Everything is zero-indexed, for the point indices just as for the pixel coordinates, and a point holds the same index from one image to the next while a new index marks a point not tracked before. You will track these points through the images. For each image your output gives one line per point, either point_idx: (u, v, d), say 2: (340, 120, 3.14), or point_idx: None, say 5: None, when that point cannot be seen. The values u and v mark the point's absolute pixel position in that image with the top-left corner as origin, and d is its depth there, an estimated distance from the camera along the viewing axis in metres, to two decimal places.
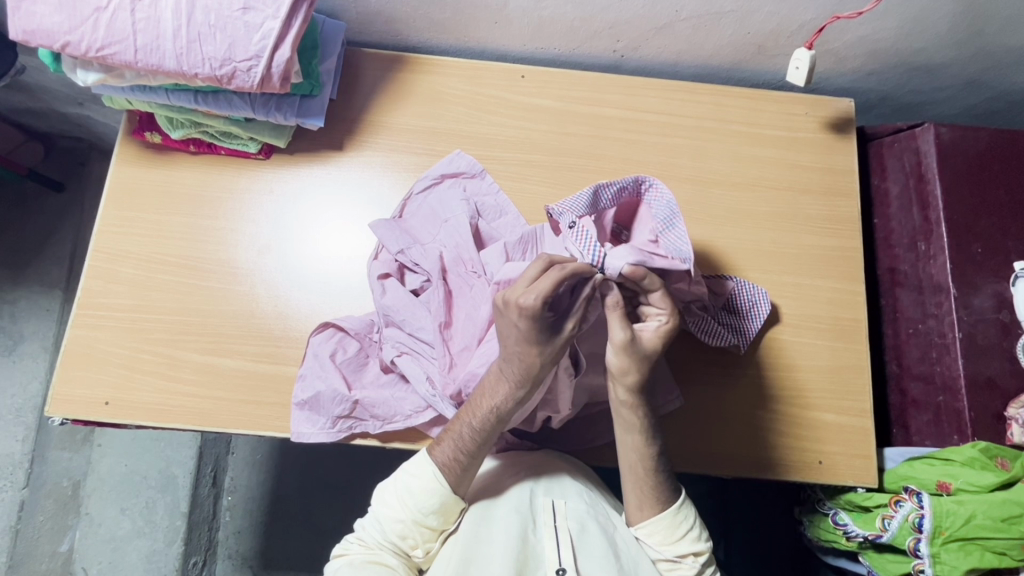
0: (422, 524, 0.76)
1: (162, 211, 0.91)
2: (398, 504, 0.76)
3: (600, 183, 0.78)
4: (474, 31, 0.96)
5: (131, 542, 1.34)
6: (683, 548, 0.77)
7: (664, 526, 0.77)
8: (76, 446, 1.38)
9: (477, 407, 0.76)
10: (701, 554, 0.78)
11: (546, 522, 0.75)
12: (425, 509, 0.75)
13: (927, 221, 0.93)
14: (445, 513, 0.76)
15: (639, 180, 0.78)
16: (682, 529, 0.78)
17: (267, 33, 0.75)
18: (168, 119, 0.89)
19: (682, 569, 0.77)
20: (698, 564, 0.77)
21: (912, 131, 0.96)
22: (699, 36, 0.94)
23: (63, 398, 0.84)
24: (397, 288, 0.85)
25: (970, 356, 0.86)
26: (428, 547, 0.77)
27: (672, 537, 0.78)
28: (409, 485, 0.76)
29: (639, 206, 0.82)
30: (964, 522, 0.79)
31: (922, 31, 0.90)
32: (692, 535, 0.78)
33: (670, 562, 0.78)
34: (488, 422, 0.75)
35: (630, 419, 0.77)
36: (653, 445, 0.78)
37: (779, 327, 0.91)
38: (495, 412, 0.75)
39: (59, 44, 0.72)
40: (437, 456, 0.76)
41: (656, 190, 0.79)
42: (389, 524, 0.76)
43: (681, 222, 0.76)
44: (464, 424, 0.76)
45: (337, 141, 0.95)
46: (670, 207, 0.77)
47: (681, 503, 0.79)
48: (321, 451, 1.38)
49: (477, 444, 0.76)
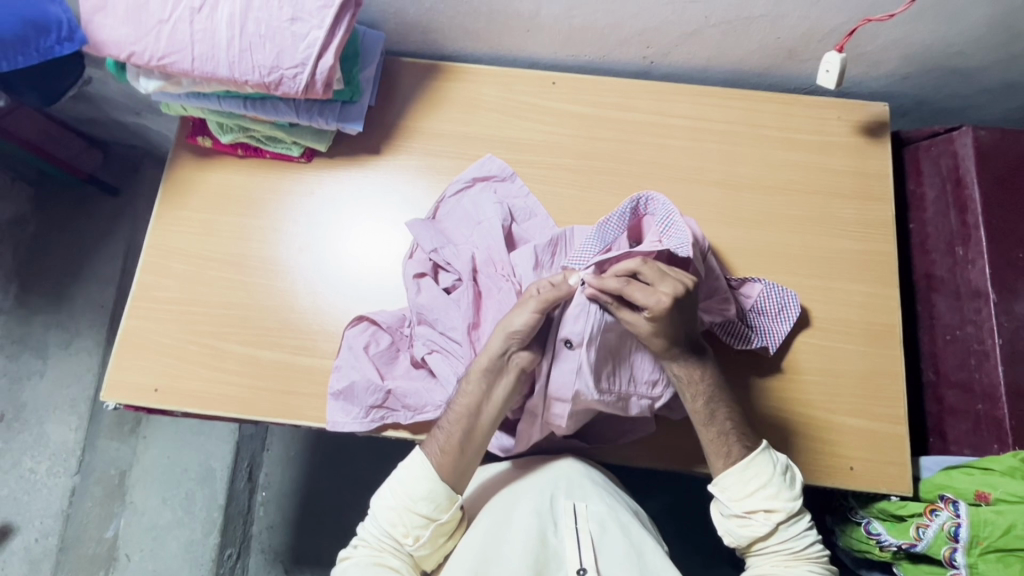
0: (413, 511, 0.78)
1: (210, 211, 0.96)
2: (390, 493, 0.80)
3: (602, 220, 0.80)
4: (507, 40, 1.00)
5: (171, 531, 1.40)
6: (754, 504, 0.77)
7: (735, 480, 0.78)
8: (124, 437, 1.45)
9: (464, 394, 0.81)
10: (775, 512, 0.77)
11: (568, 523, 0.75)
12: (414, 495, 0.78)
13: (965, 225, 0.91)
14: (434, 500, 0.78)
15: (637, 200, 0.80)
16: (754, 486, 0.77)
17: (312, 42, 0.80)
18: (219, 125, 0.95)
19: (753, 525, 0.77)
20: (770, 522, 0.77)
21: (949, 134, 0.95)
22: (728, 42, 0.95)
23: (117, 384, 0.90)
24: (431, 287, 0.88)
25: (1010, 363, 0.84)
26: (419, 534, 0.78)
27: (743, 492, 0.77)
28: (399, 475, 0.80)
29: (644, 220, 0.83)
30: (1003, 533, 0.77)
31: (957, 34, 0.89)
32: (766, 493, 0.77)
33: (741, 518, 0.78)
34: (468, 405, 0.80)
35: (685, 375, 0.78)
36: (703, 399, 0.78)
37: (809, 331, 0.90)
38: (472, 393, 0.80)
39: (126, 54, 0.79)
40: (426, 447, 0.80)
41: (653, 200, 0.80)
42: (383, 515, 0.79)
43: (681, 219, 0.78)
44: (452, 412, 0.81)
45: (375, 146, 0.99)
46: (668, 208, 0.79)
47: (755, 455, 0.78)
48: (351, 447, 1.42)
49: (462, 427, 0.80)
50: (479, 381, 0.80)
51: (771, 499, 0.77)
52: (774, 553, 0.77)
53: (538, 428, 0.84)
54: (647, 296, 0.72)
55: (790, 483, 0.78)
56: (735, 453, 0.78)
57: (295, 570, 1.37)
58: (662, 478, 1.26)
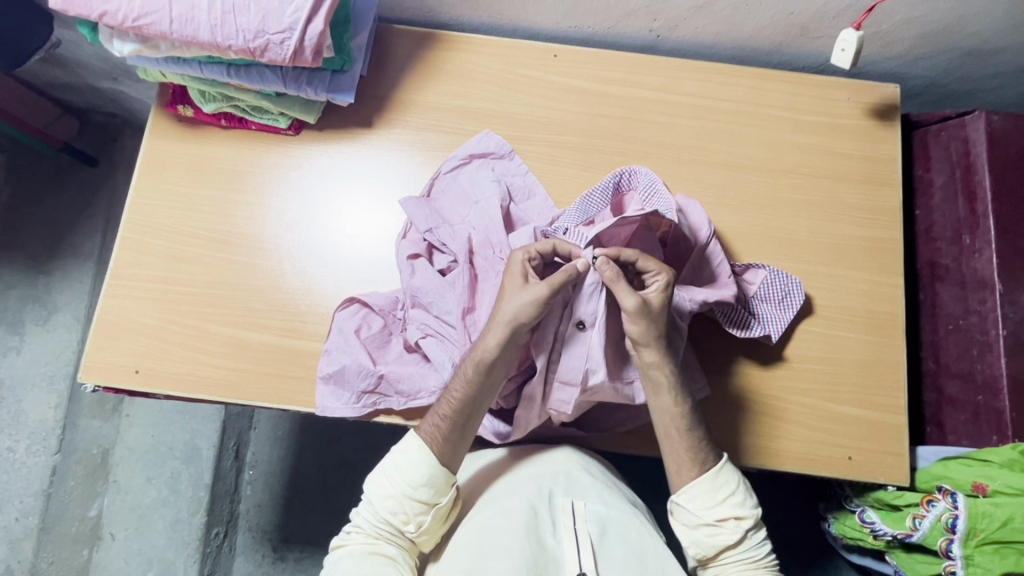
0: (413, 498, 0.76)
1: (193, 184, 0.92)
2: (387, 481, 0.77)
3: (584, 193, 0.83)
4: (507, 8, 0.94)
5: (156, 510, 1.38)
6: (724, 511, 0.77)
7: (704, 489, 0.77)
8: (106, 415, 1.42)
9: (461, 377, 0.76)
10: (744, 519, 0.77)
11: (566, 523, 0.73)
12: (414, 482, 0.75)
13: (973, 213, 0.89)
14: (435, 486, 0.76)
15: (619, 174, 0.82)
16: (723, 493, 0.77)
17: (300, 5, 0.74)
18: (200, 93, 0.89)
19: (723, 532, 0.77)
20: (740, 528, 0.76)
21: (961, 119, 0.92)
22: (739, 17, 0.91)
23: (96, 365, 0.86)
24: (426, 269, 0.85)
25: (1014, 355, 0.83)
26: (421, 521, 0.76)
27: (712, 501, 0.77)
28: (396, 462, 0.77)
29: (626, 197, 0.84)
30: (1001, 525, 0.78)
31: (976, 13, 0.86)
32: (734, 501, 0.77)
33: (710, 527, 0.77)
34: (470, 389, 0.76)
35: (659, 381, 0.75)
36: (686, 404, 0.76)
37: (811, 319, 0.89)
38: (469, 377, 0.76)
39: (97, 14, 0.73)
40: (422, 431, 0.77)
41: (635, 174, 0.82)
42: (380, 502, 0.76)
43: (664, 187, 0.79)
44: (449, 396, 0.77)
45: (367, 119, 0.94)
46: (650, 178, 0.81)
47: (722, 463, 0.77)
48: (341, 428, 1.40)
49: (459, 413, 0.76)
50: (477, 366, 0.75)
51: (739, 506, 0.77)
52: (740, 561, 0.77)
53: (536, 413, 0.81)
54: (660, 266, 0.75)
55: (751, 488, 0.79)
56: (703, 460, 0.77)
57: (283, 550, 1.35)
58: (654, 461, 1.26)
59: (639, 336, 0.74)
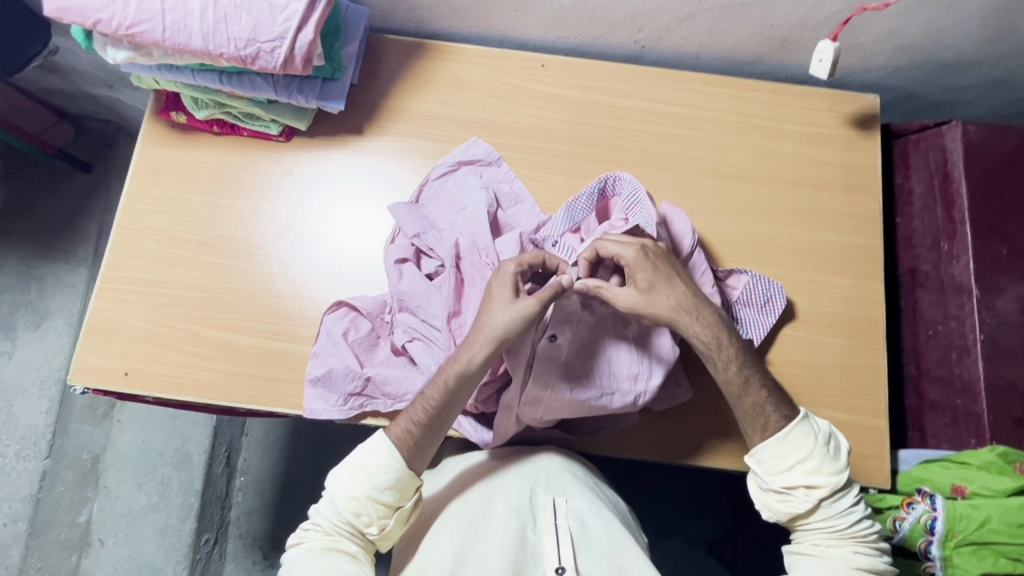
0: (378, 500, 0.76)
1: (185, 189, 0.93)
2: (352, 481, 0.77)
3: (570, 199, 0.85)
4: (496, 19, 0.97)
5: (146, 516, 1.37)
6: (794, 479, 0.76)
7: (771, 455, 0.77)
8: (97, 420, 1.42)
9: (436, 384, 0.78)
10: (817, 488, 0.76)
11: (546, 520, 0.74)
12: (379, 484, 0.76)
13: (951, 220, 0.91)
14: (400, 489, 0.77)
15: (604, 180, 0.84)
16: (792, 460, 0.76)
17: (291, 14, 0.76)
18: (193, 100, 0.91)
19: (794, 500, 0.76)
20: (811, 497, 0.75)
21: (939, 128, 0.94)
22: (722, 28, 0.93)
23: (86, 367, 0.87)
24: (413, 274, 0.86)
25: (991, 359, 0.85)
26: (384, 524, 0.77)
27: (780, 467, 0.77)
28: (363, 462, 0.77)
29: (611, 201, 0.86)
30: (978, 526, 0.78)
31: (951, 26, 0.88)
32: (803, 468, 0.76)
33: (780, 494, 0.77)
34: (445, 396, 0.77)
35: (712, 343, 0.77)
36: (737, 361, 0.78)
37: (793, 323, 0.90)
38: (445, 386, 0.77)
39: (91, 22, 0.74)
40: (391, 432, 0.78)
41: (619, 181, 0.84)
42: (343, 501, 0.76)
43: (647, 197, 0.81)
44: (423, 402, 0.78)
45: (357, 126, 0.96)
46: (635, 186, 0.83)
47: (794, 426, 0.76)
48: (332, 434, 1.40)
49: (429, 419, 0.77)
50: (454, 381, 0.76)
51: (813, 473, 0.76)
52: (815, 529, 0.77)
53: (515, 419, 0.82)
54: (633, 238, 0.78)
55: (833, 454, 0.77)
56: (771, 425, 0.77)
57: (272, 556, 1.35)
58: (644, 468, 1.26)
59: (666, 312, 0.76)
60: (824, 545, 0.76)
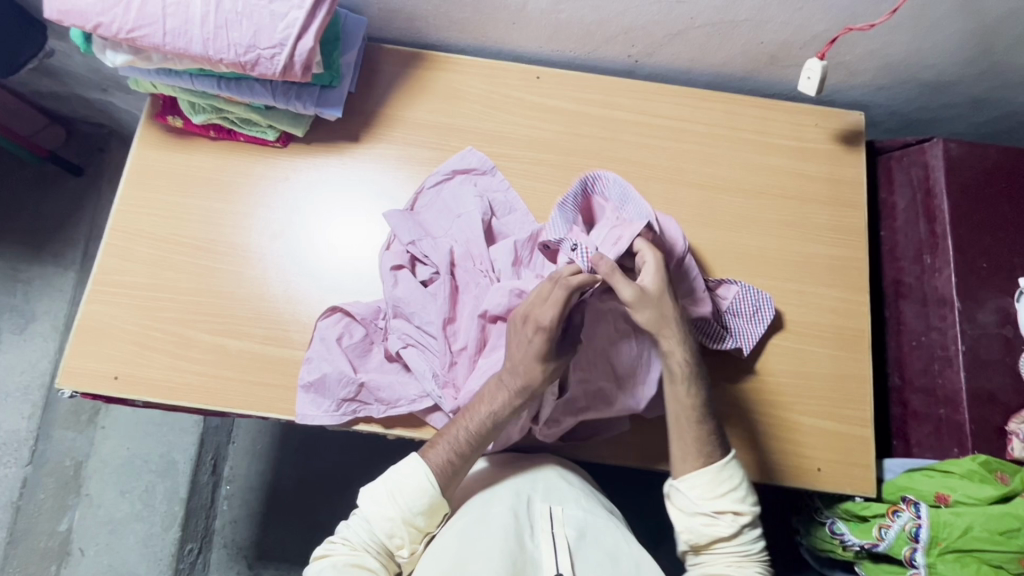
0: (411, 524, 0.76)
1: (179, 193, 0.93)
2: (387, 501, 0.76)
3: (557, 202, 0.83)
4: (492, 31, 0.98)
5: (129, 524, 1.35)
6: (723, 505, 0.77)
7: (706, 480, 0.78)
8: (81, 426, 1.40)
9: (475, 412, 0.78)
10: (742, 515, 0.78)
11: (544, 528, 0.75)
12: (415, 509, 0.76)
13: (933, 234, 0.94)
14: (433, 516, 0.77)
15: (584, 181, 0.83)
16: (724, 487, 0.78)
17: (292, 22, 0.77)
18: (191, 104, 0.91)
19: (718, 525, 0.77)
20: (737, 523, 0.77)
21: (921, 145, 0.97)
22: (713, 45, 0.95)
23: (73, 370, 0.86)
24: (408, 280, 0.87)
25: (972, 370, 0.87)
26: (414, 547, 0.78)
27: (712, 493, 0.77)
28: (399, 484, 0.76)
29: (595, 201, 0.86)
30: (961, 534, 0.80)
31: (932, 47, 0.91)
32: (734, 496, 0.78)
33: (707, 518, 0.78)
34: (485, 428, 0.77)
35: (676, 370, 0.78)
36: (700, 396, 0.79)
37: (781, 334, 0.92)
38: (491, 418, 0.77)
39: (91, 25, 0.75)
40: (430, 458, 0.77)
41: (601, 181, 0.84)
42: (377, 522, 0.76)
43: (635, 193, 0.82)
44: (462, 428, 0.77)
45: (354, 133, 0.97)
46: (620, 186, 0.82)
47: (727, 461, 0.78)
48: (320, 442, 1.39)
49: (471, 451, 0.77)
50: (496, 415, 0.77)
51: (740, 501, 0.78)
52: (729, 553, 0.78)
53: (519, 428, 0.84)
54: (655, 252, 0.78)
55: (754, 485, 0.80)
56: (703, 457, 0.78)
57: (257, 566, 1.33)
58: (635, 476, 1.27)
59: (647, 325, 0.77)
60: (737, 570, 0.77)
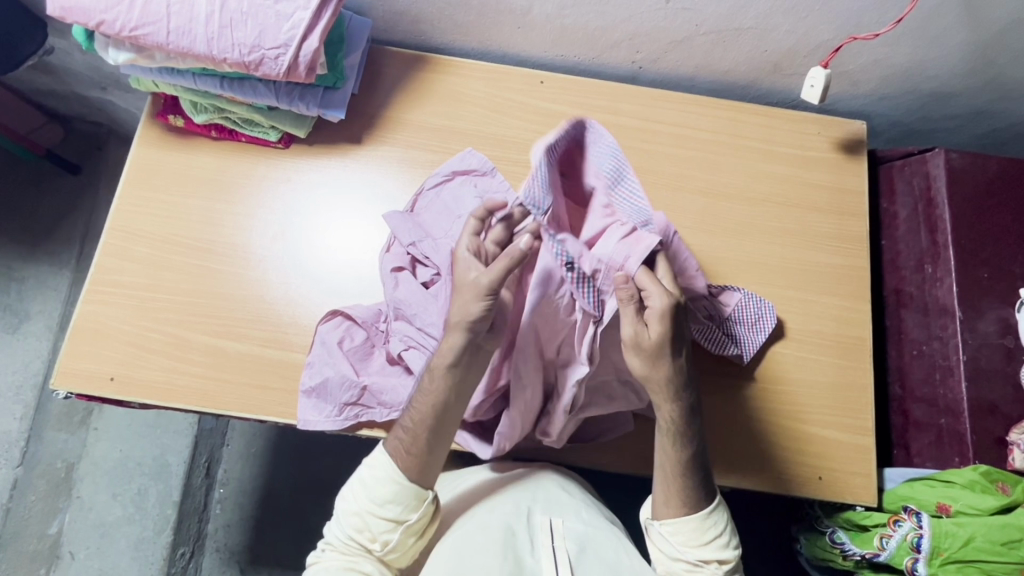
0: (377, 515, 0.75)
1: (180, 193, 0.92)
2: (354, 497, 0.76)
3: (551, 143, 0.69)
4: (497, 35, 0.98)
5: (120, 528, 1.33)
6: (708, 553, 0.76)
7: (692, 528, 0.76)
8: (73, 428, 1.38)
9: (426, 395, 0.75)
10: (726, 562, 0.76)
11: (544, 542, 0.73)
12: (378, 498, 0.75)
13: (934, 244, 0.94)
14: (401, 502, 0.75)
15: (581, 124, 0.70)
16: (709, 534, 0.76)
17: (297, 23, 0.77)
18: (192, 104, 0.90)
19: (703, 572, 0.76)
20: (721, 571, 0.76)
21: (923, 155, 0.97)
22: (717, 52, 0.96)
23: (68, 371, 0.85)
24: (409, 281, 0.86)
25: (973, 380, 0.87)
26: (387, 539, 0.75)
27: (699, 539, 0.76)
28: (363, 477, 0.76)
29: (577, 152, 0.73)
30: (963, 544, 0.81)
31: (935, 58, 0.92)
32: (719, 543, 0.76)
33: (692, 564, 0.76)
34: (431, 403, 0.74)
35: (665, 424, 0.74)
36: (689, 450, 0.74)
37: (783, 341, 0.91)
38: (433, 393, 0.74)
39: (95, 22, 0.74)
40: (390, 444, 0.77)
41: (598, 136, 0.71)
42: (346, 518, 0.76)
43: (633, 174, 0.71)
44: (415, 412, 0.75)
45: (357, 135, 0.96)
46: (615, 152, 0.70)
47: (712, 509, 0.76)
48: (316, 446, 1.38)
49: (421, 429, 0.74)
50: (439, 386, 0.74)
51: (724, 547, 0.77)
52: None
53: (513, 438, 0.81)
54: (657, 287, 0.70)
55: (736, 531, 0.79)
56: (686, 506, 0.75)
57: (250, 572, 1.31)
58: (633, 484, 1.26)
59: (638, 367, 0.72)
60: None
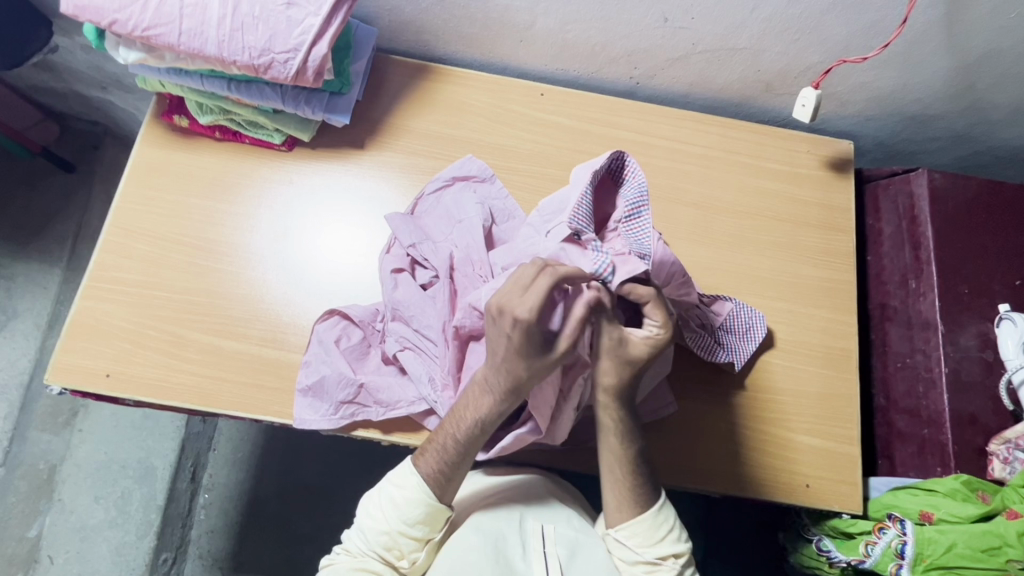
0: (407, 535, 0.75)
1: (181, 193, 0.93)
2: (381, 515, 0.75)
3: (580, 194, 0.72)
4: (499, 48, 1.01)
5: (101, 532, 1.31)
6: (664, 549, 0.77)
7: (644, 528, 0.76)
8: (57, 428, 1.36)
9: (461, 419, 0.75)
10: (682, 556, 0.77)
11: (535, 547, 0.75)
12: (408, 519, 0.74)
13: (918, 260, 0.97)
14: (430, 523, 0.75)
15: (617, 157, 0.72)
16: (663, 530, 0.77)
17: (307, 28, 0.78)
18: (197, 105, 0.91)
19: (662, 570, 0.77)
20: (678, 565, 0.77)
21: (907, 175, 1.01)
22: (712, 71, 0.99)
23: (62, 367, 0.84)
24: (408, 283, 0.87)
25: (954, 392, 0.90)
26: (415, 557, 0.76)
27: (652, 539, 0.77)
28: (392, 495, 0.75)
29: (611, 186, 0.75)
30: (944, 551, 0.83)
31: (920, 82, 0.96)
32: (673, 537, 0.77)
33: (650, 564, 0.77)
34: (473, 435, 0.74)
35: (607, 423, 0.76)
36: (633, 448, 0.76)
37: (772, 351, 0.94)
38: (478, 426, 0.74)
39: (107, 21, 0.75)
40: (421, 467, 0.75)
41: (632, 173, 0.73)
42: (373, 535, 0.75)
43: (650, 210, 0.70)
44: (449, 435, 0.75)
45: (360, 141, 0.98)
46: (642, 189, 0.71)
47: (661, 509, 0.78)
48: (303, 451, 1.37)
49: (461, 457, 0.74)
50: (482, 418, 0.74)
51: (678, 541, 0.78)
52: None
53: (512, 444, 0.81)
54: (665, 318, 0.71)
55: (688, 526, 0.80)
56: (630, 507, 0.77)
57: None
58: None
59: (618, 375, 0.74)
60: None
